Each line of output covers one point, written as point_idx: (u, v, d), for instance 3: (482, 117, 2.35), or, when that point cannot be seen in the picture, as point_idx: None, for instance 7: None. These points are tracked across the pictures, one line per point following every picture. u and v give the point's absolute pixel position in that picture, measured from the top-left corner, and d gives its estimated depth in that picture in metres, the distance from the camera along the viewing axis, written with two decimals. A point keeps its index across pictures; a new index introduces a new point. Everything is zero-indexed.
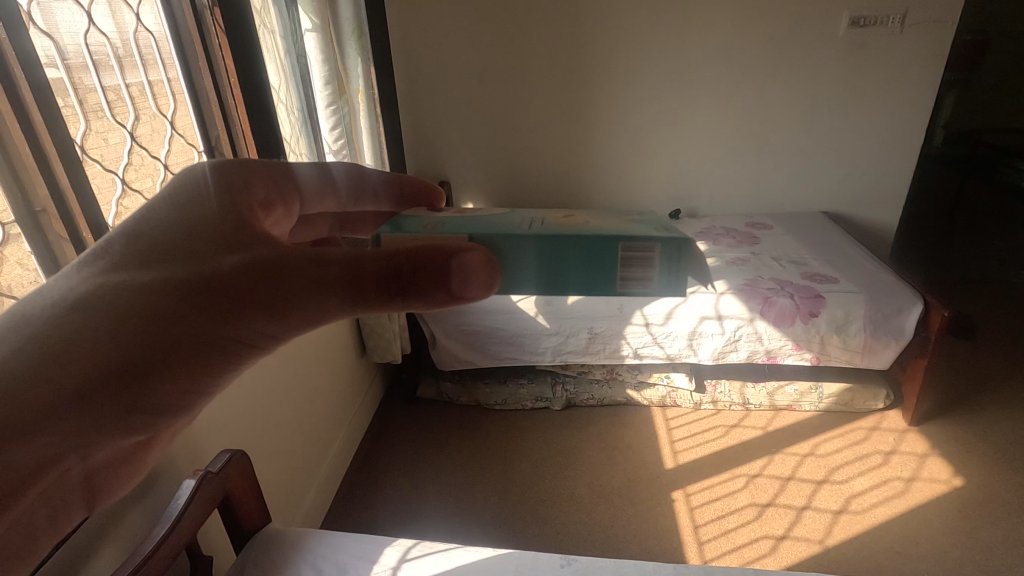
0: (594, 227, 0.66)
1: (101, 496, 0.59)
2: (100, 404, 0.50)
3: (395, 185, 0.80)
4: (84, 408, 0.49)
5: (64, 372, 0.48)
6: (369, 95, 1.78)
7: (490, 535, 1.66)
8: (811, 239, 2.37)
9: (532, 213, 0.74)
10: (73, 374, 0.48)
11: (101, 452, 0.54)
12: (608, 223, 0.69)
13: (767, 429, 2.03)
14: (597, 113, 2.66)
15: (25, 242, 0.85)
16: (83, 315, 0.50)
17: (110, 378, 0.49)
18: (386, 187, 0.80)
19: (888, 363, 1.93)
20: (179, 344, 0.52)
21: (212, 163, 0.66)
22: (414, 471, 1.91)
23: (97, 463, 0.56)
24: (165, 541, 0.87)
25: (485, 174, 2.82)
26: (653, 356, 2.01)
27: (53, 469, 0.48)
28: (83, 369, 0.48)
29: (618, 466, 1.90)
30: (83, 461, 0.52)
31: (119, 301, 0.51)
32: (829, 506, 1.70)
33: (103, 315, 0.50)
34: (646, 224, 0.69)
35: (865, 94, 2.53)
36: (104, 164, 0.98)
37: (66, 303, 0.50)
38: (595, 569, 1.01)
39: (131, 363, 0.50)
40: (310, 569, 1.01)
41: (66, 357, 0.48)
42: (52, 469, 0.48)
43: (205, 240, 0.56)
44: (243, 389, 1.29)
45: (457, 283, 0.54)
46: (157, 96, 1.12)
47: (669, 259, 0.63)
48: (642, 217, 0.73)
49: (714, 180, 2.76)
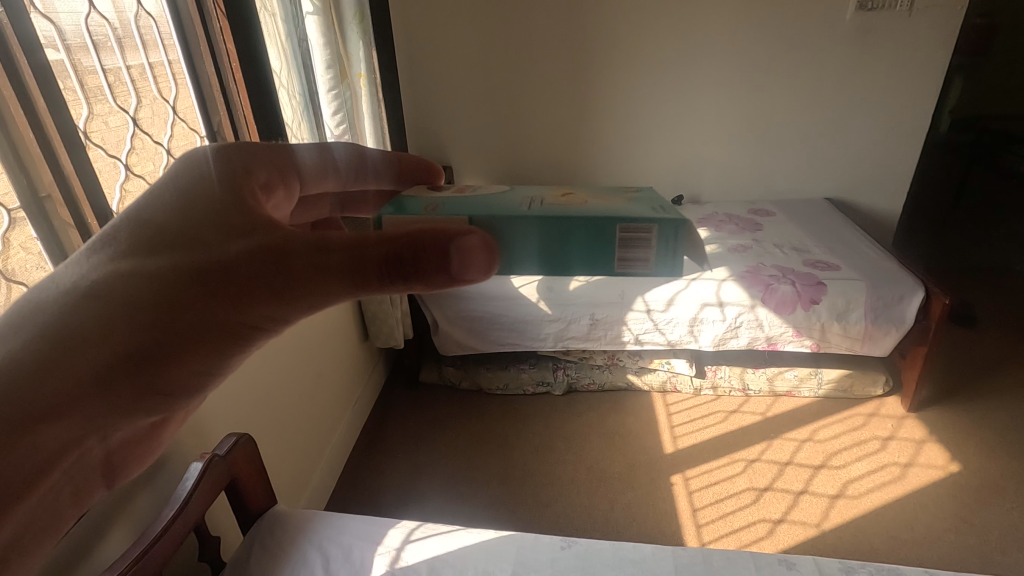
0: (594, 207, 0.66)
1: (120, 474, 0.61)
2: (116, 388, 0.51)
3: (394, 164, 0.81)
4: (101, 393, 0.50)
5: (79, 358, 0.49)
6: (371, 80, 1.77)
7: (492, 518, 1.68)
8: (813, 226, 2.37)
9: (531, 192, 0.74)
10: (90, 359, 0.49)
11: (119, 433, 0.55)
12: (607, 202, 0.69)
13: (766, 415, 2.04)
14: (599, 98, 2.64)
15: (30, 226, 0.85)
16: (95, 303, 0.51)
17: (123, 363, 0.50)
18: (386, 167, 0.81)
19: (887, 350, 1.93)
20: (191, 330, 0.53)
21: (214, 147, 0.66)
22: (417, 454, 1.93)
23: (116, 443, 0.57)
24: (173, 523, 0.89)
25: (487, 159, 2.81)
26: (653, 343, 2.02)
27: (73, 451, 0.50)
28: (96, 357, 0.49)
29: (619, 451, 1.92)
30: (101, 443, 0.54)
31: (130, 289, 0.52)
32: (825, 491, 1.72)
33: (115, 303, 0.51)
34: (644, 203, 0.69)
35: (871, 79, 2.51)
36: (107, 149, 0.98)
37: (77, 291, 0.51)
38: (596, 551, 1.02)
39: (144, 348, 0.51)
40: (315, 549, 1.03)
41: (81, 344, 0.49)
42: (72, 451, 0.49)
43: (210, 225, 0.56)
44: (248, 373, 1.31)
45: (457, 265, 0.54)
46: (158, 79, 1.11)
47: (668, 238, 0.64)
48: (641, 196, 0.74)
49: (718, 165, 2.74)
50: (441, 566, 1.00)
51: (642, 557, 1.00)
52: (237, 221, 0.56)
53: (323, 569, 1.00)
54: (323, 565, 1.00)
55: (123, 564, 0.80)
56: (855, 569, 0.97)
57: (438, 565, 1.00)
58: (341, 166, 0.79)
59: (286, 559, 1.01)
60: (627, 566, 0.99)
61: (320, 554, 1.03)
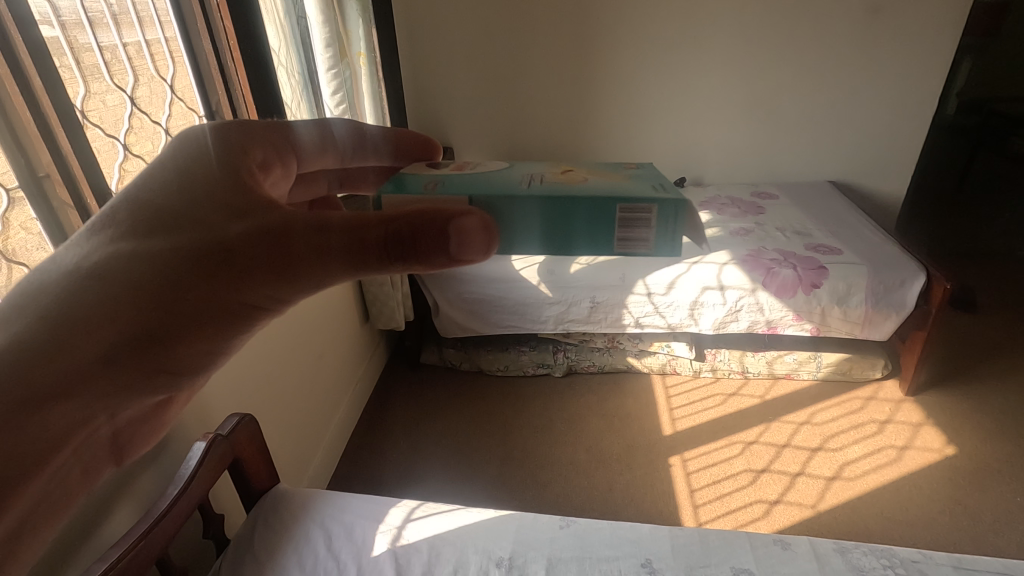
0: (595, 185, 0.66)
1: (129, 450, 0.62)
2: (120, 367, 0.51)
3: (394, 139, 0.80)
4: (106, 372, 0.50)
5: (84, 339, 0.49)
6: (370, 58, 1.76)
7: (491, 497, 1.71)
8: (816, 209, 2.35)
9: (530, 170, 0.74)
10: (95, 340, 0.50)
11: (126, 411, 0.56)
12: (607, 181, 0.69)
13: (765, 398, 2.06)
14: (602, 78, 2.60)
15: (30, 207, 0.85)
16: (97, 284, 0.51)
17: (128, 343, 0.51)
18: (386, 142, 0.80)
19: (887, 334, 1.94)
20: (192, 312, 0.53)
21: (210, 125, 0.65)
22: (418, 435, 1.95)
23: (123, 420, 0.58)
24: (177, 501, 0.90)
25: (488, 140, 2.79)
26: (653, 326, 2.03)
27: (82, 430, 0.50)
28: (100, 338, 0.50)
29: (618, 432, 1.93)
30: (109, 421, 0.54)
31: (130, 271, 0.52)
32: (822, 472, 1.74)
33: (116, 286, 0.51)
34: (644, 181, 0.69)
35: (878, 60, 2.47)
36: (105, 128, 0.97)
37: (80, 272, 0.51)
38: (594, 530, 1.04)
39: (147, 329, 0.51)
40: (318, 527, 1.05)
41: (84, 324, 0.49)
42: (80, 430, 0.50)
43: (209, 205, 0.56)
44: (250, 353, 1.31)
45: (456, 246, 0.53)
46: (155, 57, 1.10)
47: (669, 215, 0.64)
48: (639, 173, 0.74)
49: (721, 147, 2.71)
50: (441, 544, 1.01)
51: (639, 536, 1.02)
52: (235, 201, 0.56)
53: (325, 546, 1.01)
54: (325, 542, 1.02)
55: (128, 540, 0.81)
56: (849, 549, 0.98)
57: (438, 543, 1.01)
58: (340, 142, 0.78)
59: (289, 537, 1.03)
60: (624, 545, 1.00)
61: (322, 532, 1.04)
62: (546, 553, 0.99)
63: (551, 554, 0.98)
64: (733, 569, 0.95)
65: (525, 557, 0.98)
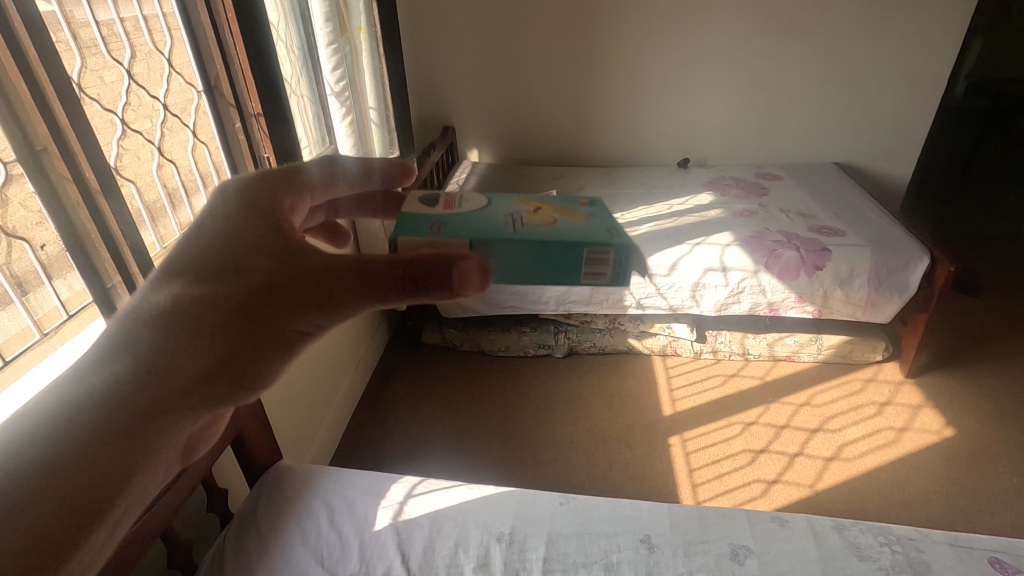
0: (554, 228, 0.67)
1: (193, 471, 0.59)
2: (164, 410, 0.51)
3: (397, 169, 0.73)
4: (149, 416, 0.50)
5: (129, 388, 0.49)
6: (371, 32, 1.72)
7: (492, 475, 1.72)
8: (820, 191, 2.33)
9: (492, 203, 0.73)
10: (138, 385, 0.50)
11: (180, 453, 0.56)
12: (565, 220, 0.69)
13: (765, 380, 2.06)
14: (605, 56, 2.57)
15: (29, 183, 0.84)
16: (135, 337, 0.51)
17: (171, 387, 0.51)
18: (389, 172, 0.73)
19: (890, 316, 1.93)
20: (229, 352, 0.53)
21: (236, 179, 0.64)
22: (419, 413, 1.96)
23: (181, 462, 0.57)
24: (180, 477, 0.91)
25: (490, 119, 2.77)
26: (655, 308, 2.02)
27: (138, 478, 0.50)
28: (145, 383, 0.50)
29: (618, 413, 1.94)
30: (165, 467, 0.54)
31: (168, 320, 0.52)
32: (820, 453, 1.75)
33: (155, 336, 0.51)
34: (600, 221, 0.70)
35: (887, 39, 2.42)
36: (103, 103, 0.96)
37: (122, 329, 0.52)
38: (594, 507, 1.05)
39: (188, 371, 0.52)
40: (320, 503, 1.06)
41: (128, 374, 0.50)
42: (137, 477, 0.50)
43: (230, 253, 0.56)
44: None
45: (457, 285, 0.52)
46: (153, 31, 1.08)
47: (623, 258, 0.64)
48: (595, 208, 0.74)
49: (725, 128, 2.68)
50: (442, 519, 1.02)
51: (638, 512, 1.03)
52: (261, 242, 0.56)
53: (328, 520, 1.02)
54: (327, 517, 1.03)
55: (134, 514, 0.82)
56: (846, 527, 0.99)
57: (439, 518, 1.02)
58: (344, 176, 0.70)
59: (291, 512, 1.04)
60: (623, 521, 1.01)
61: (325, 507, 1.05)
62: (546, 529, 1.00)
63: (551, 530, 0.99)
64: (731, 545, 0.96)
65: (526, 533, 0.99)
